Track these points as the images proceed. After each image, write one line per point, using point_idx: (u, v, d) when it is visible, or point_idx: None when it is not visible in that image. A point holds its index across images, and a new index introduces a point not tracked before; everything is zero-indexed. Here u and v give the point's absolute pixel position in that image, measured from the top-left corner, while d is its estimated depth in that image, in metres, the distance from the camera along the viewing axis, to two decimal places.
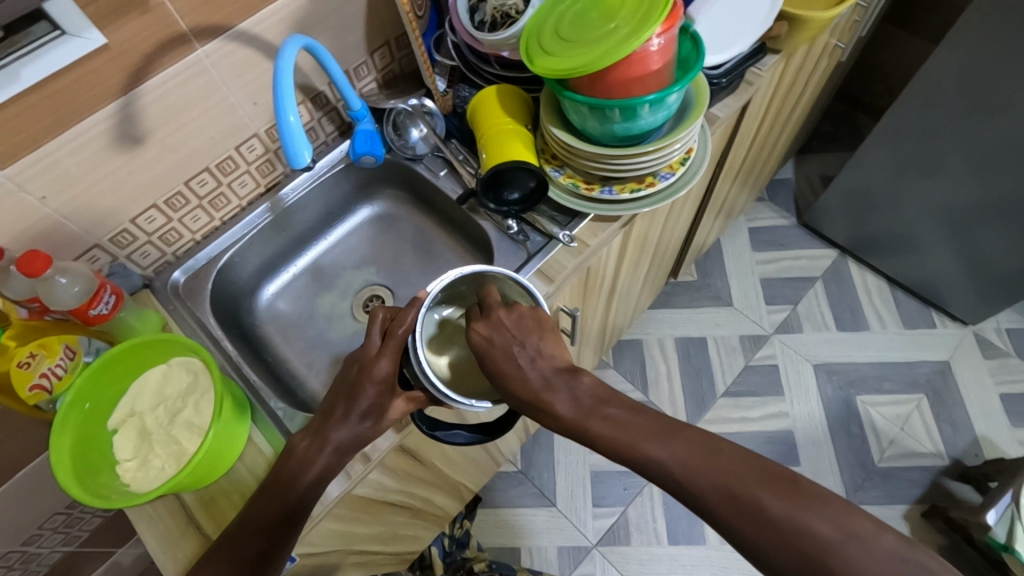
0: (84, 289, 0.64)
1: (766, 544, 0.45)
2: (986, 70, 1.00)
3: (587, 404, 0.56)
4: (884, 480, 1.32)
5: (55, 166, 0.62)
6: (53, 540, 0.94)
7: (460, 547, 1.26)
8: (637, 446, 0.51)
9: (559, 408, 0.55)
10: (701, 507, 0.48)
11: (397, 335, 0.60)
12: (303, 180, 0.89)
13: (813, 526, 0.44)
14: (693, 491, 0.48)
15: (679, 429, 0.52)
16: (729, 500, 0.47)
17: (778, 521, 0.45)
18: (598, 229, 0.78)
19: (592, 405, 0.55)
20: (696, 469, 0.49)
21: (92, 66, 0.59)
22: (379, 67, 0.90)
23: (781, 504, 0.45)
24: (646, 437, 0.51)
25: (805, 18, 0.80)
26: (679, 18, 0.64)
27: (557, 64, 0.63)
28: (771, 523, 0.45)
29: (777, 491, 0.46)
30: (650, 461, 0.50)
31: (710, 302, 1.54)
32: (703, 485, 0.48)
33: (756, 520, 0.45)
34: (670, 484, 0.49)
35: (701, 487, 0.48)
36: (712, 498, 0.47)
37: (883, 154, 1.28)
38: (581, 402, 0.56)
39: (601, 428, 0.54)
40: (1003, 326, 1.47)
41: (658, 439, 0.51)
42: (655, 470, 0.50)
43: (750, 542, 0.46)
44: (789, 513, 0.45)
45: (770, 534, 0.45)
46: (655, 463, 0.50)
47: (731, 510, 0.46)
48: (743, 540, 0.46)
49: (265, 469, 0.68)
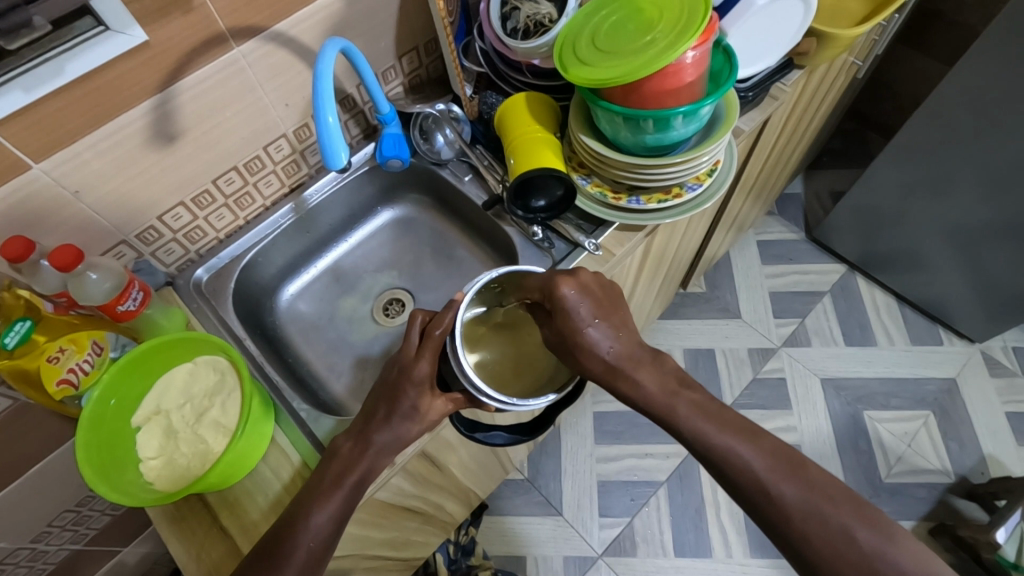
0: (114, 285, 0.64)
1: (835, 559, 0.51)
2: (1000, 93, 1.01)
3: None
4: (892, 497, 1.32)
5: (87, 163, 0.63)
6: (61, 539, 0.93)
7: (465, 554, 1.26)
8: (727, 446, 0.56)
9: (644, 385, 0.60)
10: (778, 508, 0.53)
11: (435, 336, 0.61)
12: (328, 182, 0.89)
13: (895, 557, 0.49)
14: (774, 494, 0.54)
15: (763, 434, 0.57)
16: (816, 517, 0.52)
17: (854, 538, 0.51)
18: (623, 238, 0.78)
19: None
20: (781, 478, 0.54)
21: (133, 62, 0.60)
22: (407, 72, 0.91)
23: (866, 532, 0.51)
24: (737, 436, 0.56)
25: (832, 36, 0.82)
26: (714, 32, 0.65)
27: (593, 74, 0.64)
28: (849, 539, 0.51)
29: (857, 512, 0.52)
30: (737, 458, 0.55)
31: (718, 314, 1.55)
32: (786, 491, 0.53)
33: (834, 534, 0.51)
34: (752, 485, 0.55)
35: (784, 492, 0.53)
36: (796, 506, 0.53)
37: (896, 171, 1.29)
38: None
39: None
40: (1010, 344, 1.47)
41: (746, 439, 0.57)
42: (741, 468, 0.55)
43: (815, 550, 0.51)
44: (867, 535, 0.50)
45: (844, 550, 0.51)
46: (740, 463, 0.55)
47: (809, 521, 0.52)
48: (810, 551, 0.52)
49: (289, 473, 0.67)
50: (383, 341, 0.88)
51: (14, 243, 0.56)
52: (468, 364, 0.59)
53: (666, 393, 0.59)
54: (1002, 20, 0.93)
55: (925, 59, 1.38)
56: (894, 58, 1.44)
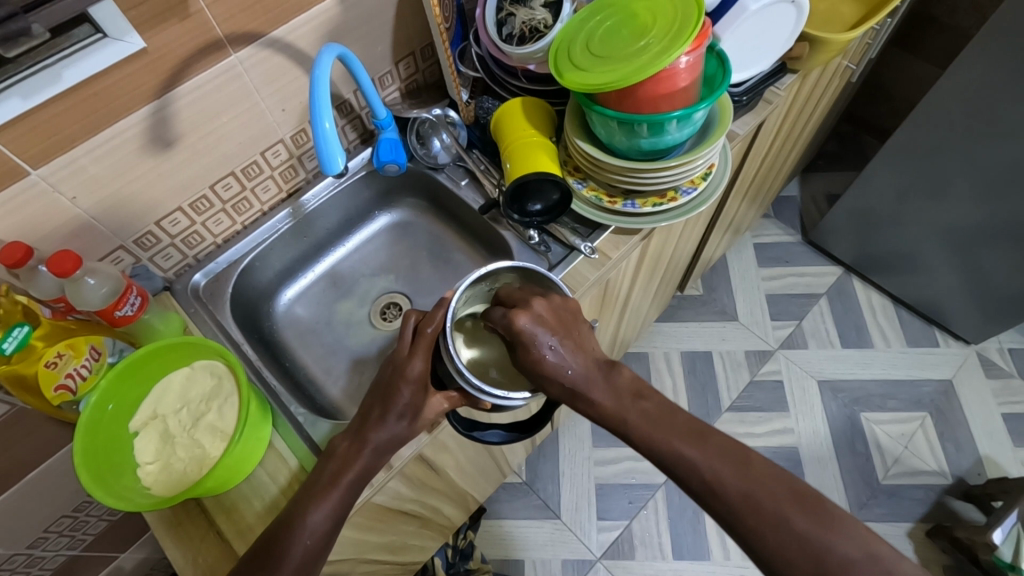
0: (111, 290, 0.65)
1: (783, 554, 0.49)
2: (991, 96, 1.02)
3: (626, 402, 0.58)
4: (889, 498, 1.32)
5: (84, 169, 0.63)
6: (58, 544, 0.92)
7: (464, 558, 1.26)
8: (674, 449, 0.54)
9: (599, 399, 0.57)
10: (727, 511, 0.52)
11: (428, 334, 0.60)
12: (325, 187, 0.90)
13: (837, 546, 0.48)
14: (720, 493, 0.52)
15: (708, 433, 0.55)
16: (761, 513, 0.50)
17: (802, 534, 0.49)
18: (619, 242, 0.79)
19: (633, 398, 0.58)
20: (728, 479, 0.52)
21: (130, 69, 0.60)
22: (404, 77, 0.91)
23: (807, 522, 0.49)
24: (683, 438, 0.54)
25: (825, 40, 0.83)
26: (707, 37, 0.65)
27: (587, 78, 0.65)
28: (797, 538, 0.49)
29: (806, 511, 0.50)
30: (683, 459, 0.53)
31: (716, 316, 1.55)
32: (730, 489, 0.51)
33: (781, 533, 0.50)
34: (699, 488, 0.53)
35: (728, 491, 0.52)
36: (743, 507, 0.51)
37: (890, 174, 1.30)
38: (620, 400, 0.58)
39: (651, 417, 0.56)
40: (1005, 346, 1.48)
41: (691, 440, 0.54)
42: (686, 469, 0.53)
43: (765, 548, 0.50)
44: (813, 530, 0.49)
45: (791, 545, 0.49)
46: (686, 462, 0.53)
47: (757, 519, 0.50)
48: (760, 547, 0.50)
49: (286, 477, 0.67)
50: (380, 344, 0.89)
51: (12, 248, 0.57)
52: (462, 362, 0.58)
53: (619, 402, 0.57)
54: (993, 24, 0.94)
55: (918, 63, 1.39)
56: (888, 61, 1.45)
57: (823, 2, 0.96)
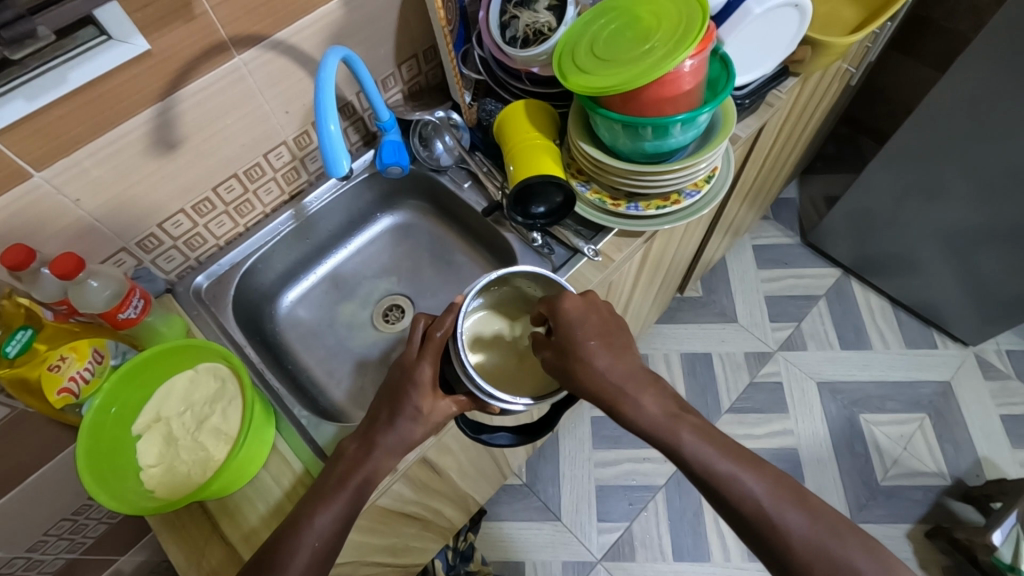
0: (114, 292, 0.64)
1: None
2: (991, 101, 1.03)
3: (632, 403, 0.58)
4: (888, 499, 1.32)
5: (88, 171, 0.63)
6: (57, 547, 0.92)
7: (464, 560, 1.25)
8: (733, 474, 0.55)
9: (649, 408, 0.58)
10: (783, 544, 0.52)
11: (436, 337, 0.61)
12: (327, 189, 0.90)
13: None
14: (778, 526, 0.53)
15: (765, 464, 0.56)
16: (818, 551, 0.51)
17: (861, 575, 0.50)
18: (622, 244, 0.79)
19: (638, 402, 0.58)
20: (786, 512, 0.53)
21: (134, 71, 0.60)
22: (406, 79, 0.91)
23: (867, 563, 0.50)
24: (736, 462, 0.55)
25: (827, 44, 0.83)
26: (711, 41, 0.66)
27: (592, 82, 0.65)
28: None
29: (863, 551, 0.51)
30: (740, 488, 0.54)
31: (715, 318, 1.56)
32: (791, 524, 0.53)
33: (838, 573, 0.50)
34: (756, 517, 0.54)
35: (789, 525, 0.53)
36: (800, 545, 0.52)
37: (889, 177, 1.31)
38: (627, 401, 0.58)
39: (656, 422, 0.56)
40: (1003, 348, 1.49)
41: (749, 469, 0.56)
42: (745, 498, 0.54)
43: None
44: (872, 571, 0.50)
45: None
46: (745, 491, 0.54)
47: (812, 556, 0.51)
48: None
49: (290, 479, 0.67)
50: (383, 347, 0.89)
51: (15, 251, 0.56)
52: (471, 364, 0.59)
53: (633, 409, 0.58)
54: (993, 28, 0.95)
55: (916, 66, 1.40)
56: (887, 64, 1.46)
57: (824, 5, 0.96)
